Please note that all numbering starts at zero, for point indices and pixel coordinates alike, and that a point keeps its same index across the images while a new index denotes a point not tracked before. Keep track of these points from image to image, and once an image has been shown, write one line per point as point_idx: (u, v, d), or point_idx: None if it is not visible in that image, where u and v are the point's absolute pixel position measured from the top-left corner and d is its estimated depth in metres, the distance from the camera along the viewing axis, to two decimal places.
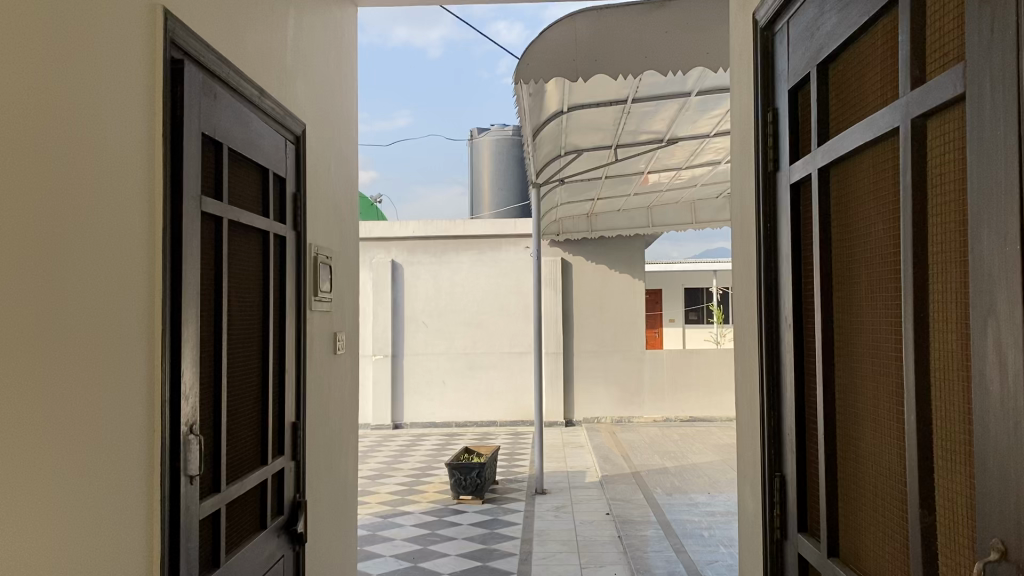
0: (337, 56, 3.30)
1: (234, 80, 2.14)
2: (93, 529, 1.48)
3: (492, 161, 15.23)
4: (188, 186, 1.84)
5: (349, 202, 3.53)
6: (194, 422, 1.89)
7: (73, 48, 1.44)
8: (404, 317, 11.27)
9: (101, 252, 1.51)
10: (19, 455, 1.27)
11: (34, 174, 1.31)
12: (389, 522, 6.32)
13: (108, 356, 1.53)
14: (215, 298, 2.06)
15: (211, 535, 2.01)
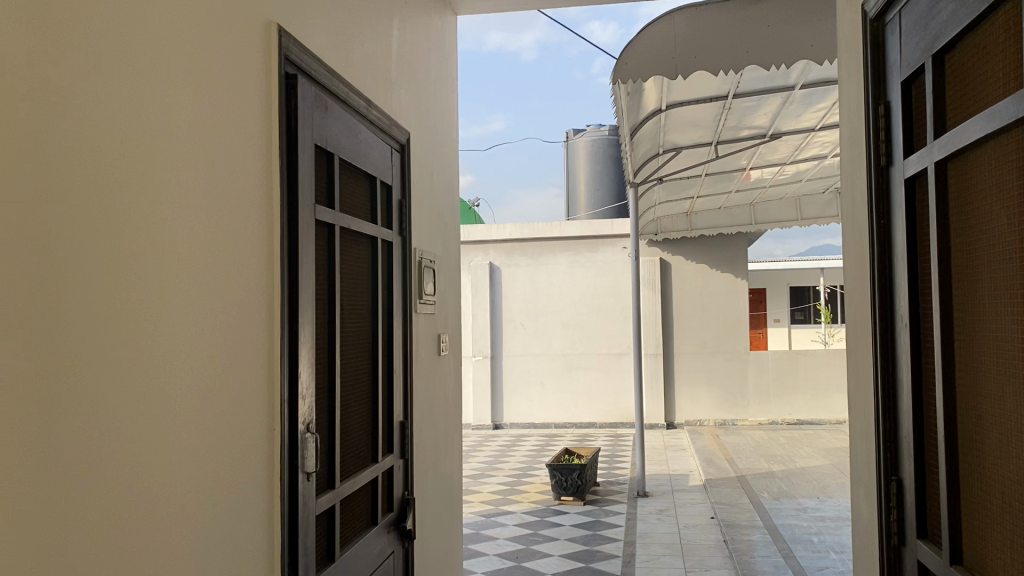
0: (438, 63, 3.37)
1: (343, 91, 2.22)
2: (217, 525, 1.56)
3: (589, 162, 15.22)
4: (303, 196, 1.93)
5: (451, 207, 3.59)
6: (310, 421, 1.97)
7: (196, 70, 1.53)
8: (503, 318, 11.38)
9: (222, 263, 1.59)
10: (143, 457, 1.34)
11: (156, 188, 1.39)
12: (492, 521, 6.39)
13: (229, 360, 1.61)
14: (329, 301, 2.14)
15: (326, 531, 2.09)
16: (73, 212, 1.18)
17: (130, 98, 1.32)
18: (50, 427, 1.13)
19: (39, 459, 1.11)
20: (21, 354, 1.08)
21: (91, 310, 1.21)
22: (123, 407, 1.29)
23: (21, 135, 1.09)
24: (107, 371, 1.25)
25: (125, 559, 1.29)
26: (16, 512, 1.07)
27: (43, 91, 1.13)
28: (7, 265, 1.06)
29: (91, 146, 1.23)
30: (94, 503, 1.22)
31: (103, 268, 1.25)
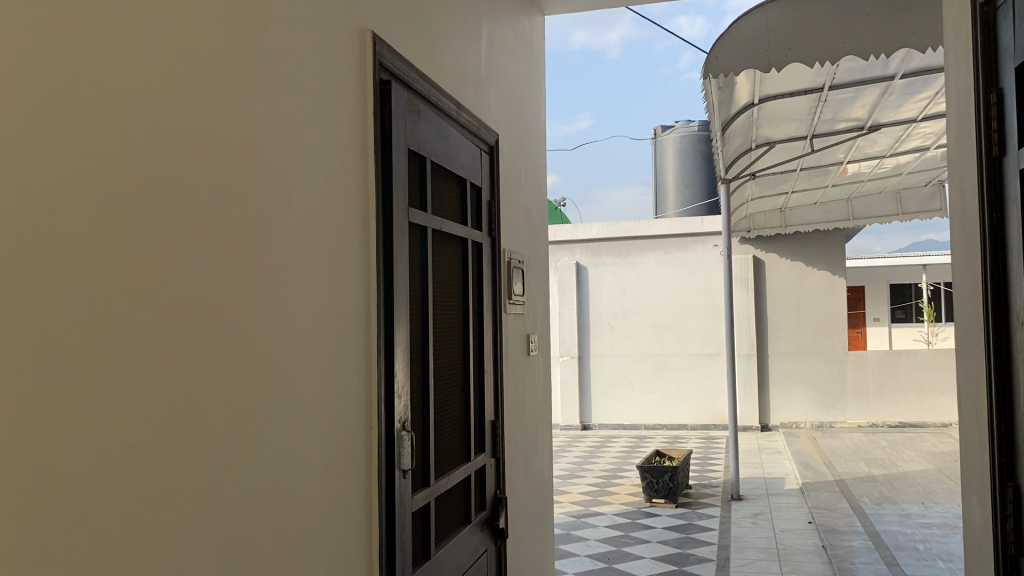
0: (526, 64, 3.39)
1: (435, 96, 2.25)
2: (318, 519, 1.61)
3: (677, 159, 15.02)
4: (397, 198, 1.97)
5: (539, 207, 3.61)
6: (405, 419, 2.01)
7: (296, 77, 1.57)
8: (591, 319, 11.34)
9: (322, 266, 1.64)
10: (248, 456, 1.38)
11: (257, 194, 1.43)
12: (583, 522, 6.37)
13: (328, 357, 1.66)
14: (422, 302, 2.17)
15: (422, 528, 2.13)
16: (182, 217, 1.22)
17: (233, 105, 1.36)
18: (170, 423, 1.18)
19: (151, 458, 1.14)
20: (139, 356, 1.12)
21: (204, 311, 1.26)
22: (228, 407, 1.32)
23: (134, 143, 1.12)
24: (213, 372, 1.29)
25: (231, 555, 1.32)
26: (132, 510, 1.10)
27: (164, 103, 1.18)
28: (130, 268, 1.11)
29: (197, 155, 1.26)
30: (202, 501, 1.25)
31: (215, 271, 1.30)
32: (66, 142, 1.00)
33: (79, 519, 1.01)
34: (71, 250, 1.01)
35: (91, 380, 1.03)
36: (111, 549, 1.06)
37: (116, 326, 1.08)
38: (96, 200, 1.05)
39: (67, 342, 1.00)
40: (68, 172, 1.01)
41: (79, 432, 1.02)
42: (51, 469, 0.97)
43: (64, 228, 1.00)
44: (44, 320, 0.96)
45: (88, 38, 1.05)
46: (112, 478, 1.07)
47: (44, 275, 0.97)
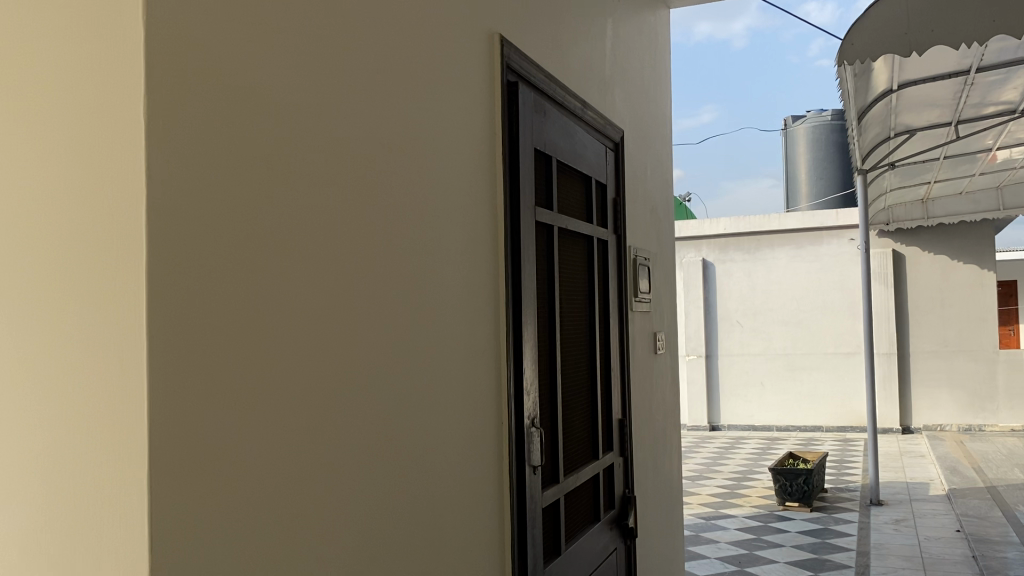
0: (650, 60, 3.36)
1: (560, 95, 2.27)
2: (452, 513, 1.65)
3: (809, 151, 14.48)
4: (524, 198, 1.99)
5: (664, 203, 3.56)
6: (535, 416, 2.03)
7: (427, 82, 1.62)
8: (718, 317, 11.09)
9: (453, 265, 1.69)
10: (386, 453, 1.43)
11: (392, 199, 1.47)
12: (713, 524, 6.24)
13: (459, 354, 1.70)
14: (549, 300, 2.19)
15: (553, 525, 2.15)
16: (321, 225, 1.26)
17: (366, 114, 1.40)
18: (318, 414, 1.24)
19: (297, 457, 1.19)
20: (290, 350, 1.18)
21: (345, 309, 1.32)
22: (366, 406, 1.37)
23: (283, 151, 1.18)
24: (355, 370, 1.34)
25: (371, 552, 1.36)
26: (280, 510, 1.15)
27: (309, 110, 1.24)
28: (282, 266, 1.17)
29: (334, 163, 1.30)
30: (343, 499, 1.30)
31: (356, 271, 1.35)
32: (221, 158, 1.05)
33: (235, 518, 1.06)
34: (226, 262, 1.06)
35: (245, 382, 1.09)
36: (269, 532, 1.13)
37: (265, 333, 1.13)
38: (252, 203, 1.11)
39: (222, 349, 1.05)
40: (223, 185, 1.06)
41: (245, 422, 1.08)
42: (210, 471, 1.02)
43: (221, 240, 1.05)
44: (204, 327, 1.02)
45: (249, 47, 1.12)
46: (262, 479, 1.11)
47: (203, 286, 1.02)
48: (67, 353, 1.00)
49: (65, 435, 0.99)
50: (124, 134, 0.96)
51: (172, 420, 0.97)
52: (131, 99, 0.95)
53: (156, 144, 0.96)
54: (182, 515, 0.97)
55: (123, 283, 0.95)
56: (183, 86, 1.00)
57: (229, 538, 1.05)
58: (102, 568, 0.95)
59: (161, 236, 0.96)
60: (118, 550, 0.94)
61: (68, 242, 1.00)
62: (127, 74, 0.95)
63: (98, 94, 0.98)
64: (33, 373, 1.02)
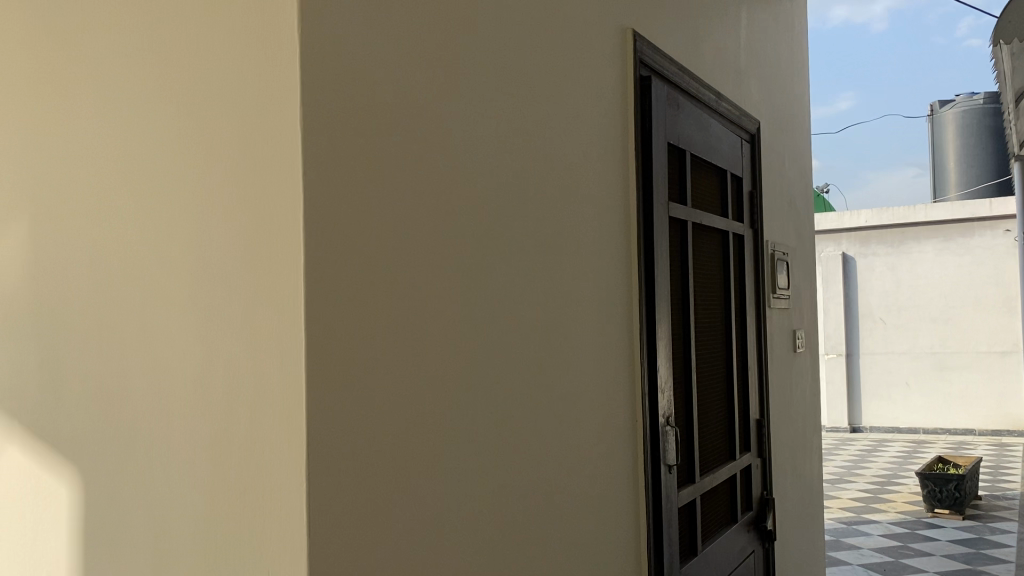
0: (787, 48, 3.25)
1: (694, 87, 2.23)
2: (589, 511, 1.65)
3: (959, 137, 13.61)
4: (657, 193, 1.97)
5: (803, 195, 3.43)
6: (670, 415, 2.00)
7: (562, 79, 1.62)
8: (859, 313, 10.60)
9: (588, 262, 1.69)
10: (525, 452, 1.44)
11: (527, 198, 1.48)
12: (855, 529, 5.98)
13: (594, 351, 1.70)
14: (683, 297, 2.15)
15: (688, 526, 2.12)
16: (461, 228, 1.28)
17: (504, 116, 1.42)
18: (460, 410, 1.27)
19: (442, 461, 1.22)
20: (434, 347, 1.21)
21: (482, 308, 1.34)
22: (505, 405, 1.39)
23: (426, 155, 1.21)
24: (494, 366, 1.36)
25: (509, 552, 1.38)
26: (426, 511, 1.18)
27: (450, 112, 1.27)
28: (425, 266, 1.20)
29: (473, 167, 1.32)
30: (484, 499, 1.32)
31: (493, 270, 1.37)
32: (371, 169, 1.09)
33: (385, 520, 1.10)
34: (375, 265, 1.09)
35: (394, 380, 1.12)
36: (418, 523, 1.16)
37: (411, 335, 1.16)
38: (398, 203, 1.14)
39: (372, 352, 1.08)
40: (372, 193, 1.09)
41: (393, 415, 1.12)
42: (363, 474, 1.06)
43: (371, 247, 1.09)
44: (355, 331, 1.06)
45: (396, 54, 1.15)
46: (409, 480, 1.15)
47: (355, 293, 1.06)
48: (228, 351, 1.06)
49: (230, 437, 1.05)
50: (284, 149, 1.01)
51: (329, 425, 1.01)
52: (291, 117, 1.00)
53: (313, 157, 1.00)
54: (338, 516, 1.02)
55: (284, 288, 1.00)
56: (335, 102, 1.04)
57: (379, 538, 1.08)
58: (265, 561, 1.01)
59: (315, 245, 1.00)
60: (281, 549, 0.99)
61: (229, 253, 1.06)
62: (287, 94, 1.00)
63: (258, 113, 1.03)
64: (199, 377, 1.08)
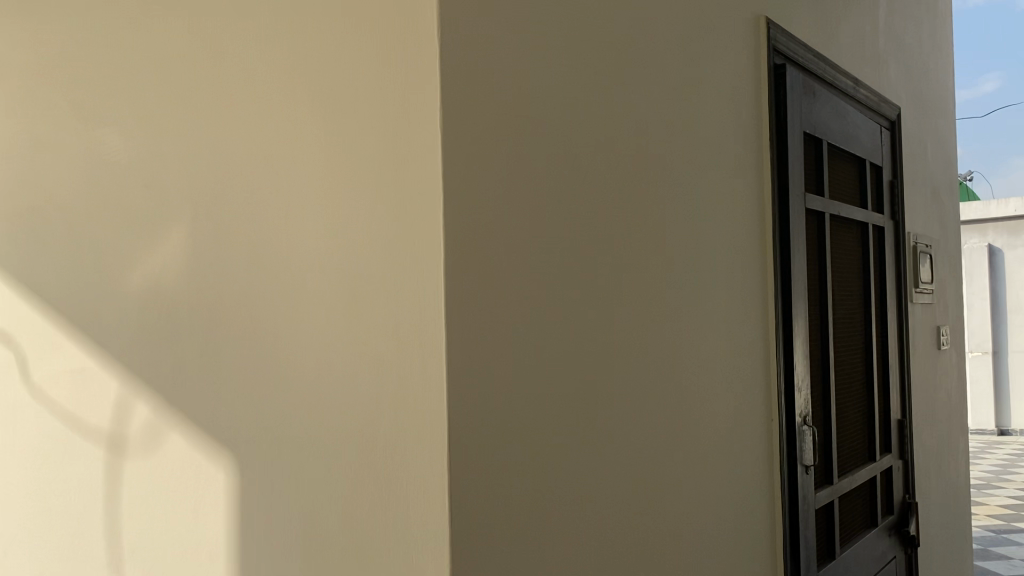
0: (930, 29, 3.08)
1: (830, 74, 2.15)
2: (723, 510, 1.62)
3: None
4: (794, 185, 1.91)
5: (947, 184, 3.25)
6: (807, 413, 1.94)
7: (694, 71, 1.60)
8: (1007, 308, 9.94)
9: (721, 256, 1.66)
10: (657, 451, 1.43)
11: (658, 195, 1.47)
12: (1006, 538, 5.61)
13: (727, 347, 1.67)
14: (820, 291, 2.08)
15: (826, 528, 2.05)
16: (592, 227, 1.29)
17: (636, 111, 1.41)
18: (594, 406, 1.27)
19: (575, 459, 1.23)
20: (568, 344, 1.22)
21: (615, 305, 1.33)
22: (637, 402, 1.38)
23: (559, 153, 1.22)
24: (627, 362, 1.36)
25: (642, 551, 1.37)
26: (560, 509, 1.19)
27: (582, 108, 1.27)
28: (559, 264, 1.21)
29: (604, 165, 1.32)
30: (617, 497, 1.32)
31: (625, 266, 1.37)
32: (505, 171, 1.11)
33: (520, 515, 1.12)
34: (510, 263, 1.11)
35: (529, 376, 1.14)
36: (553, 519, 1.18)
37: (543, 333, 1.17)
38: (532, 202, 1.16)
39: (506, 350, 1.10)
40: (507, 192, 1.11)
41: (529, 411, 1.14)
42: (499, 470, 1.08)
43: (506, 246, 1.11)
44: (490, 331, 1.08)
45: (529, 52, 1.16)
46: (543, 478, 1.16)
47: (490, 292, 1.08)
48: (370, 346, 1.10)
49: (372, 432, 1.09)
50: (423, 151, 1.04)
51: (466, 423, 1.04)
52: (430, 122, 1.03)
53: (450, 161, 1.03)
54: (474, 512, 1.05)
55: (425, 286, 1.04)
56: (470, 105, 1.06)
57: (514, 534, 1.10)
58: (410, 550, 1.05)
59: (455, 244, 1.03)
60: (425, 542, 1.03)
61: (371, 254, 1.10)
62: (426, 99, 1.03)
63: (398, 117, 1.06)
64: (342, 374, 1.13)
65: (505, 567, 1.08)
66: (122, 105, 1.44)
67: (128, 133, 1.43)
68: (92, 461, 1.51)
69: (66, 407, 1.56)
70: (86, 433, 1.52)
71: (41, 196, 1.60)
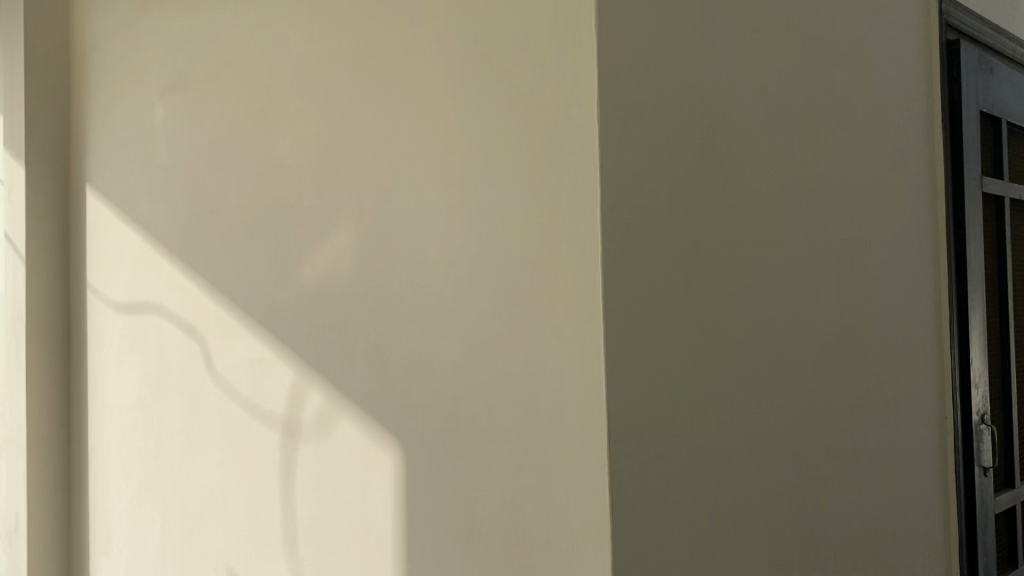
0: None
1: (1011, 48, 2.00)
2: (891, 512, 1.55)
3: None
4: (969, 169, 1.80)
5: None
6: (986, 412, 1.83)
7: (857, 53, 1.53)
8: None
9: (886, 246, 1.59)
10: (819, 447, 1.39)
11: (817, 182, 1.43)
12: None
13: (895, 341, 1.60)
14: (1001, 281, 1.95)
15: (1008, 534, 1.92)
16: (746, 217, 1.27)
17: (793, 98, 1.38)
18: (749, 401, 1.25)
19: (732, 454, 1.22)
20: (721, 339, 1.21)
21: (771, 298, 1.31)
22: (796, 397, 1.35)
23: (709, 144, 1.21)
24: (784, 356, 1.33)
25: (805, 550, 1.34)
26: (716, 505, 1.18)
27: (734, 98, 1.25)
28: (710, 257, 1.20)
29: (756, 156, 1.29)
30: (777, 495, 1.29)
31: (782, 258, 1.34)
32: (652, 166, 1.11)
33: (674, 512, 1.12)
34: (660, 257, 1.12)
35: (680, 370, 1.14)
36: (709, 516, 1.17)
37: (694, 327, 1.17)
38: (683, 195, 1.16)
39: (658, 344, 1.11)
40: (655, 185, 1.11)
41: (680, 405, 1.14)
42: (652, 466, 1.09)
43: (656, 240, 1.11)
44: (641, 325, 1.08)
45: (679, 45, 1.16)
46: (698, 471, 1.16)
47: (641, 288, 1.09)
48: (519, 341, 1.12)
49: (525, 424, 1.11)
50: (576, 147, 1.05)
51: (620, 415, 1.05)
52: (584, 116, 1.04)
53: (604, 156, 1.04)
54: (630, 507, 1.05)
55: (578, 282, 1.05)
56: (621, 98, 1.07)
57: (668, 531, 1.11)
58: (568, 544, 1.06)
59: (608, 238, 1.04)
60: (585, 535, 1.05)
61: (523, 249, 1.11)
62: (578, 97, 1.05)
63: (549, 115, 1.08)
64: (492, 367, 1.16)
65: (659, 561, 1.09)
66: (294, 111, 1.53)
67: (299, 138, 1.52)
68: (268, 446, 1.61)
69: (244, 394, 1.68)
70: (263, 419, 1.63)
71: (220, 199, 1.73)
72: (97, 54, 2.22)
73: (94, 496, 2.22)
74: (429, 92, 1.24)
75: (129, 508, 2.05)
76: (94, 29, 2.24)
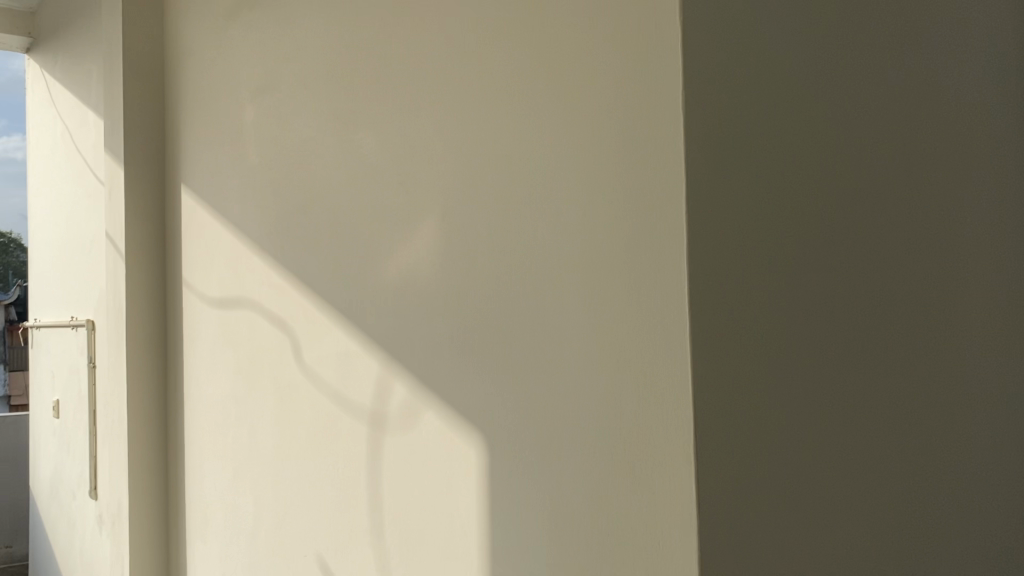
0: None
1: None
2: None
3: None
4: None
5: None
6: None
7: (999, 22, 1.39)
8: None
9: None
10: (950, 455, 1.26)
11: (953, 163, 1.29)
12: None
13: None
14: None
15: None
16: (863, 202, 1.16)
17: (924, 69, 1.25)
18: (867, 402, 1.15)
19: (870, 462, 1.13)
20: (833, 337, 1.11)
21: (894, 291, 1.20)
22: (924, 400, 1.23)
23: (818, 125, 1.11)
24: (907, 354, 1.21)
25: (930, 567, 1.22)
26: (826, 519, 1.09)
27: (851, 77, 1.16)
28: (819, 248, 1.11)
29: (880, 138, 1.19)
30: (899, 508, 1.18)
31: (907, 247, 1.22)
32: (748, 154, 1.03)
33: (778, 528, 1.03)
34: (760, 251, 1.04)
35: (782, 373, 1.05)
36: (817, 531, 1.07)
37: (800, 323, 1.08)
38: (786, 183, 1.07)
39: (773, 342, 1.04)
40: (753, 175, 1.04)
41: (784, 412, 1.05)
42: (753, 480, 1.01)
43: (755, 236, 1.03)
44: (738, 326, 1.01)
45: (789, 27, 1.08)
46: (805, 479, 1.07)
47: (739, 287, 1.01)
48: (608, 341, 1.08)
49: (610, 424, 1.08)
50: (667, 138, 1.00)
51: (716, 425, 0.98)
52: (667, 108, 0.99)
53: (694, 147, 0.98)
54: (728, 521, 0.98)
55: (668, 281, 1.00)
56: (718, 86, 1.00)
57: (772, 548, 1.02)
58: (654, 552, 1.02)
59: (700, 235, 0.98)
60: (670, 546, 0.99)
61: (605, 243, 1.09)
62: (666, 86, 1.00)
63: (637, 105, 1.04)
64: (580, 364, 1.13)
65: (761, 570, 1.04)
66: (382, 108, 1.55)
67: (386, 135, 1.54)
68: (355, 436, 1.66)
69: (332, 387, 1.73)
70: (352, 411, 1.67)
71: (311, 197, 1.77)
72: (192, 58, 2.31)
73: (188, 480, 2.33)
74: (516, 88, 1.24)
75: (224, 495, 2.13)
76: (189, 33, 2.32)
